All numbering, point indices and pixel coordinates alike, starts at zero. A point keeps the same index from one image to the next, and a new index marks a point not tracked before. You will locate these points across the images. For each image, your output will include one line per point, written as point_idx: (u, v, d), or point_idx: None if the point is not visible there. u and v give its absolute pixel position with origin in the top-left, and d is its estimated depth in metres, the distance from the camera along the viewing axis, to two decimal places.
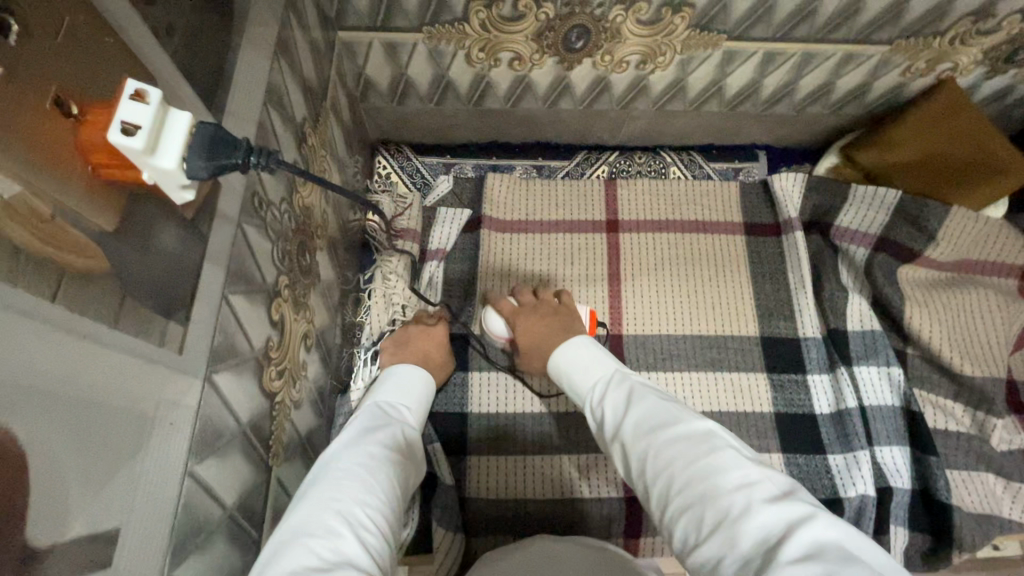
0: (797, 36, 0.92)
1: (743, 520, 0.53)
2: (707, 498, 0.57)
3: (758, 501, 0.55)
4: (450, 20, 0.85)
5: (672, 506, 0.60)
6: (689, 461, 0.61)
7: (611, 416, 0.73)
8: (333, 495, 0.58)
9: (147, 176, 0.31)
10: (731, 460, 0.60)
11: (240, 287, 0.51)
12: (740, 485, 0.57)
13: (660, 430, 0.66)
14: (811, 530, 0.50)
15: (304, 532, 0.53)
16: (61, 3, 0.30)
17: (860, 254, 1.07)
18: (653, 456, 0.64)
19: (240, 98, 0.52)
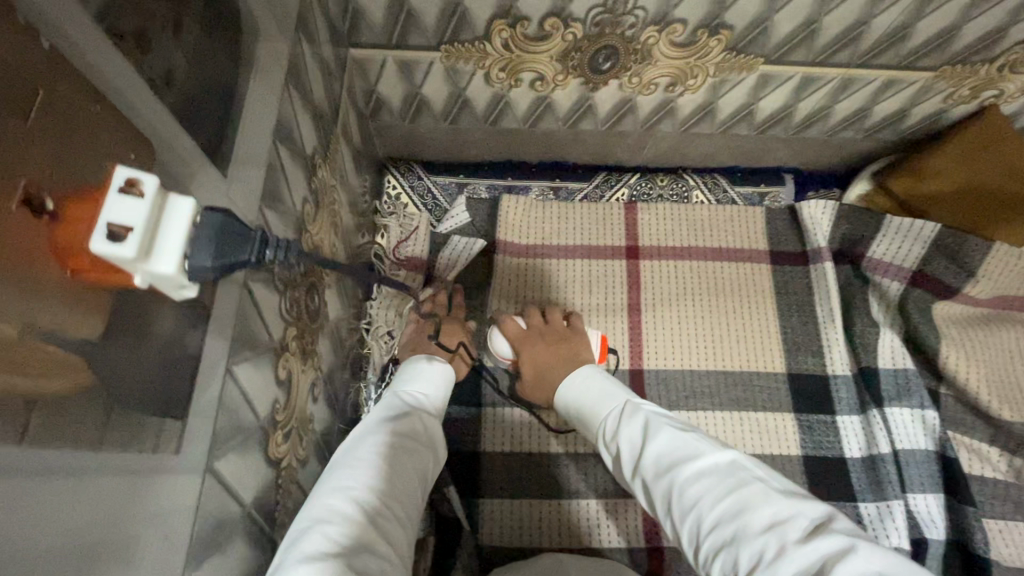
0: (839, 61, 0.86)
1: (778, 560, 0.48)
2: (738, 538, 0.52)
3: (791, 540, 0.50)
4: (470, 39, 0.79)
5: (705, 544, 0.55)
6: (715, 498, 0.56)
7: (627, 451, 0.68)
8: (350, 480, 0.55)
9: (141, 280, 0.25)
10: (759, 494, 0.55)
11: (245, 355, 0.46)
12: (771, 521, 0.52)
13: (681, 464, 0.61)
14: (854, 565, 0.45)
15: (322, 518, 0.50)
16: (43, 70, 0.24)
17: (894, 288, 1.02)
18: (678, 494, 0.59)
19: (248, 141, 0.46)
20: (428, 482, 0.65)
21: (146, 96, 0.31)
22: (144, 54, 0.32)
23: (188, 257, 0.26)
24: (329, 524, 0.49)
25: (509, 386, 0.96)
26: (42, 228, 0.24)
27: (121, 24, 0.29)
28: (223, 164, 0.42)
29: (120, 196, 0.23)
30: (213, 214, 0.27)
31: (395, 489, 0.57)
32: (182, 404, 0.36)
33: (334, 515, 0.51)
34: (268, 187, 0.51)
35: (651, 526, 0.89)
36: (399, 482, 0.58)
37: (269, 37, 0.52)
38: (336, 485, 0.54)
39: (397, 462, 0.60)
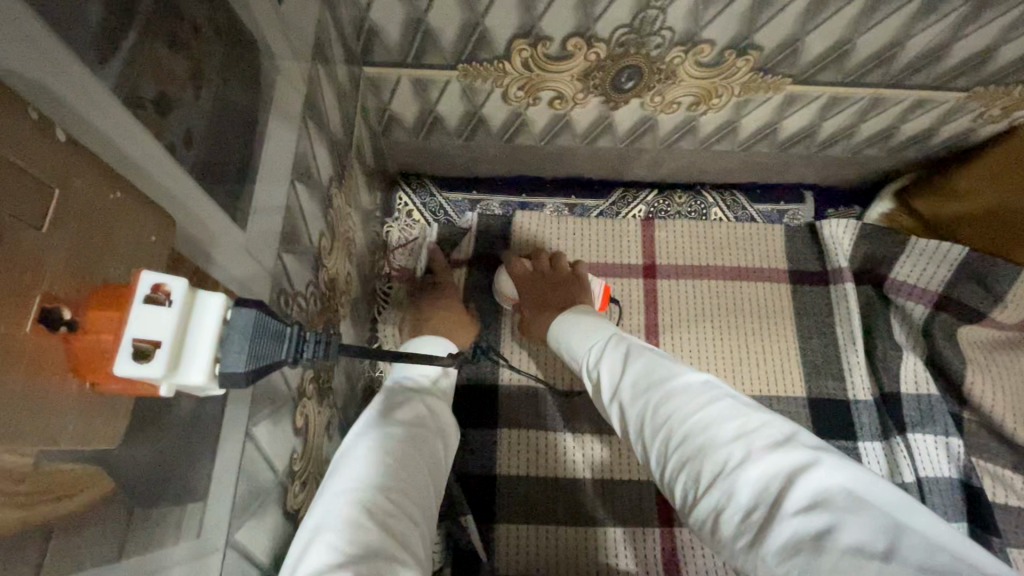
0: (868, 81, 0.84)
1: (743, 471, 0.48)
2: (704, 451, 0.51)
3: (757, 449, 0.49)
4: (489, 58, 0.77)
5: (671, 462, 0.54)
6: (687, 413, 0.54)
7: (607, 377, 0.65)
8: (353, 487, 0.50)
9: (165, 391, 0.23)
10: (728, 410, 0.53)
11: (264, 413, 0.44)
12: (738, 434, 0.51)
13: (657, 383, 0.59)
14: (817, 476, 0.46)
15: (324, 526, 0.47)
16: (62, 168, 0.21)
17: (917, 311, 1.00)
18: (651, 413, 0.57)
19: (267, 187, 0.44)
20: (441, 473, 0.61)
21: (167, 166, 0.29)
22: (164, 119, 0.29)
23: (219, 359, 0.23)
24: (334, 534, 0.46)
25: (523, 410, 0.94)
26: (59, 342, 0.21)
27: (140, 93, 0.27)
28: (242, 217, 0.39)
29: (146, 305, 0.21)
30: (248, 306, 0.24)
31: (404, 487, 0.53)
32: (202, 483, 0.34)
33: (338, 523, 0.47)
34: (287, 231, 0.48)
35: (670, 557, 0.86)
36: (407, 477, 0.54)
37: (289, 71, 0.49)
38: (338, 492, 0.50)
39: (404, 459, 0.55)
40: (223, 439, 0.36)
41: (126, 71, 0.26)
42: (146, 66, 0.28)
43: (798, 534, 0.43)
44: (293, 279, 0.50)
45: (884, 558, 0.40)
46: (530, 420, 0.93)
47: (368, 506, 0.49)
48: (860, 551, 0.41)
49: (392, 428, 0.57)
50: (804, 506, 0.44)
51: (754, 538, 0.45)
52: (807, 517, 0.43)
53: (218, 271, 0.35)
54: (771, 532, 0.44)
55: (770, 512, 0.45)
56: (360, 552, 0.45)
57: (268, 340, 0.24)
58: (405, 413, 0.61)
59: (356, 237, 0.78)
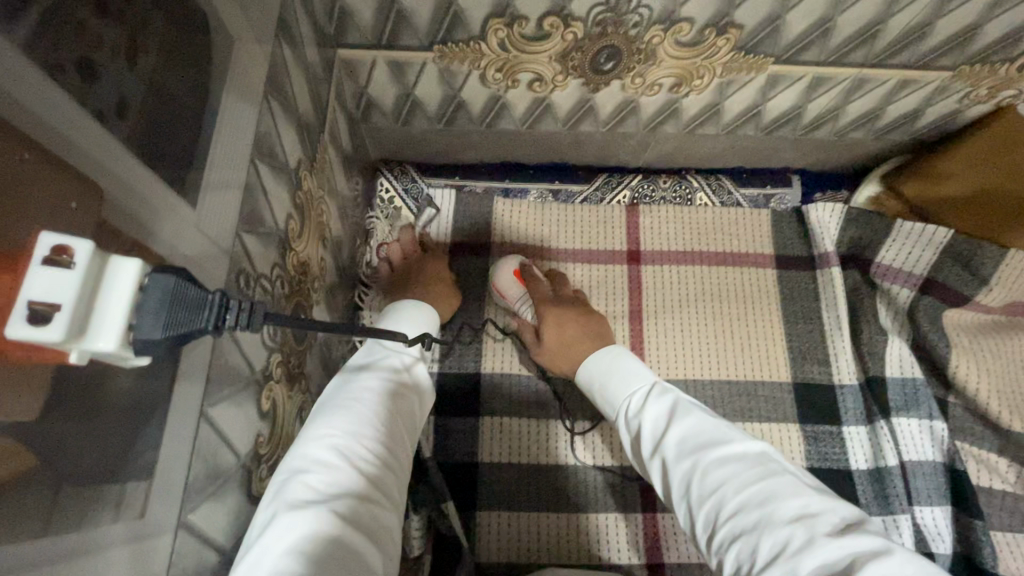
0: (852, 61, 0.82)
1: (803, 552, 0.45)
2: (762, 526, 0.49)
3: (819, 533, 0.47)
4: (465, 39, 0.75)
5: (722, 530, 0.52)
6: (742, 485, 0.53)
7: (650, 427, 0.64)
8: (333, 432, 0.49)
9: (76, 359, 0.22)
10: (787, 487, 0.52)
11: (223, 395, 0.43)
12: (797, 512, 0.49)
13: (708, 447, 0.58)
14: (885, 564, 0.43)
15: (304, 467, 0.46)
16: None
17: (903, 294, 0.99)
18: (701, 477, 0.56)
19: (222, 164, 0.43)
20: (420, 424, 0.59)
21: (95, 133, 0.28)
22: (90, 84, 0.28)
23: (134, 326, 0.22)
24: (312, 476, 0.45)
25: (507, 398, 0.93)
26: None
27: (58, 54, 0.26)
28: (192, 194, 0.38)
29: (47, 268, 0.20)
30: (166, 272, 0.23)
31: (385, 434, 0.51)
32: (148, 464, 0.33)
33: (317, 465, 0.46)
34: (247, 211, 0.47)
35: (652, 542, 0.86)
36: (388, 426, 0.52)
37: (248, 46, 0.48)
38: (316, 435, 0.49)
39: (386, 409, 0.53)
40: (174, 419, 0.35)
41: (42, 30, 0.25)
42: (67, 27, 0.27)
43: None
44: (255, 260, 0.49)
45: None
46: (514, 407, 0.93)
47: (349, 452, 0.48)
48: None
49: (377, 382, 0.55)
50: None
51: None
52: None
53: (163, 247, 0.34)
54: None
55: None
56: (337, 495, 0.44)
57: (190, 308, 0.24)
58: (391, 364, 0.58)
59: (331, 222, 0.77)
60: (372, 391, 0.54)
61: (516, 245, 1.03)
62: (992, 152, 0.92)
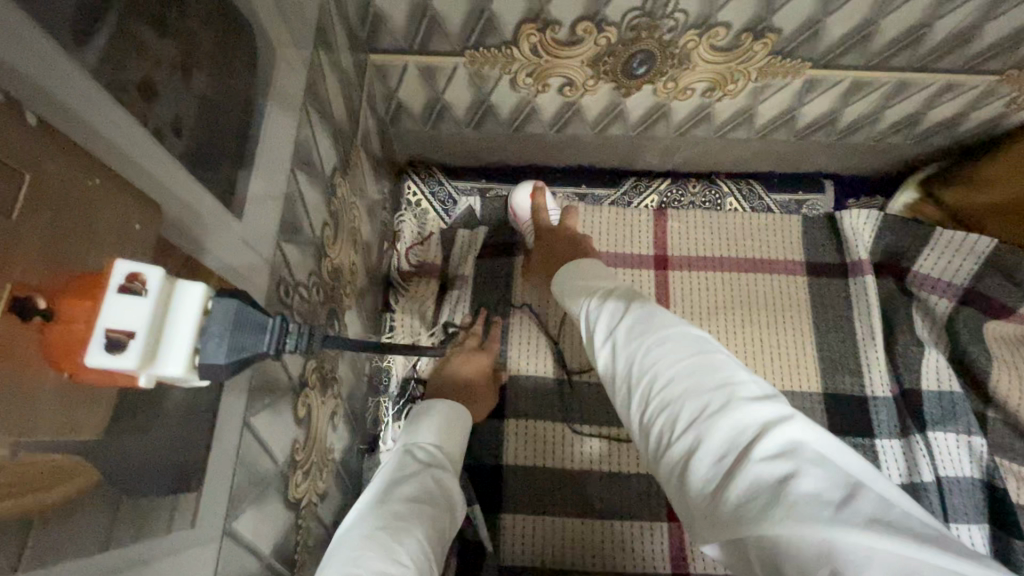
0: (893, 65, 0.80)
1: (719, 417, 0.45)
2: (685, 395, 0.48)
3: (739, 399, 0.46)
4: (497, 44, 0.75)
5: (648, 403, 0.51)
6: (673, 358, 0.51)
7: (596, 315, 0.61)
8: (346, 557, 0.47)
9: (145, 383, 0.22)
10: (718, 360, 0.50)
11: (263, 405, 0.43)
12: (724, 383, 0.48)
13: (652, 327, 0.55)
14: (794, 431, 0.43)
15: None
16: (49, 162, 0.21)
17: (941, 307, 0.96)
18: (641, 354, 0.53)
19: (265, 175, 0.43)
20: (444, 532, 0.56)
21: (154, 153, 0.28)
22: (151, 105, 0.29)
23: (199, 350, 0.23)
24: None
25: (531, 402, 0.93)
26: (33, 332, 0.20)
27: (123, 77, 0.26)
28: (238, 206, 0.39)
29: (120, 295, 0.20)
30: (228, 297, 0.24)
31: (398, 543, 0.49)
32: (198, 475, 0.34)
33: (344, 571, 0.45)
34: (286, 220, 0.48)
35: (677, 551, 0.85)
36: (402, 535, 0.51)
37: (289, 56, 0.48)
38: (328, 568, 0.47)
39: (399, 520, 0.52)
40: (220, 429, 0.36)
41: (109, 54, 0.25)
42: (131, 49, 0.27)
43: (760, 481, 0.40)
44: (294, 269, 0.49)
45: (838, 509, 0.37)
46: (539, 411, 0.93)
47: (359, 564, 0.46)
48: (816, 499, 0.38)
49: (391, 497, 0.55)
50: (772, 455, 0.41)
51: (718, 488, 0.42)
52: (772, 464, 0.41)
53: (213, 261, 0.35)
54: (734, 480, 0.41)
55: (739, 459, 0.42)
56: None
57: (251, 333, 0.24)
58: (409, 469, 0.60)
59: (361, 226, 0.78)
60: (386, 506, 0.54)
61: None
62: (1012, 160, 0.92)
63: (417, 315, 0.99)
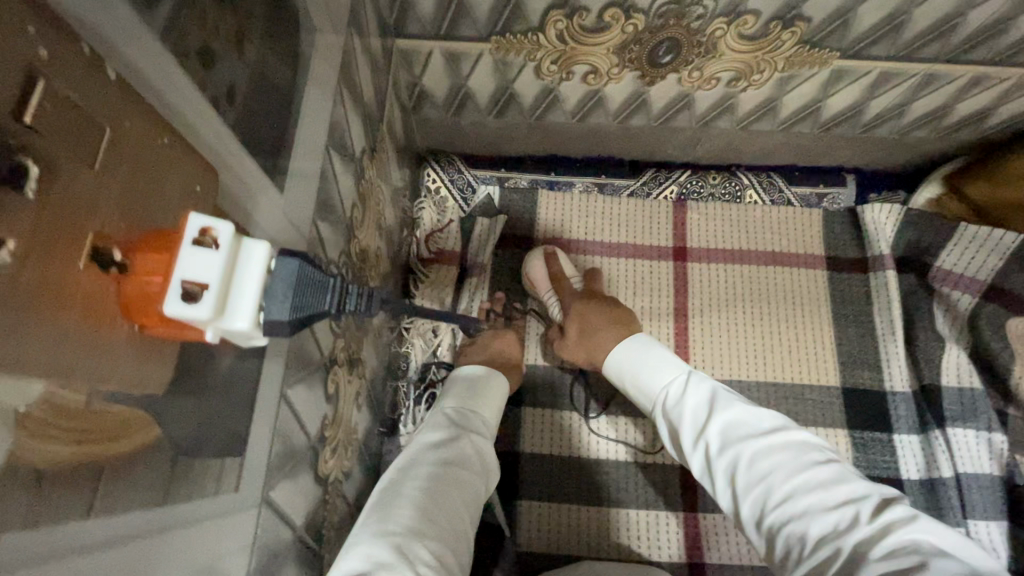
0: (922, 56, 0.79)
1: (849, 532, 0.45)
2: (809, 512, 0.48)
3: (864, 515, 0.46)
4: (524, 30, 0.75)
5: (768, 518, 0.50)
6: (786, 471, 0.51)
7: (689, 417, 0.62)
8: (391, 510, 0.50)
9: (211, 337, 0.23)
10: (830, 472, 0.51)
11: (299, 378, 0.44)
12: (839, 490, 0.49)
13: (750, 434, 0.56)
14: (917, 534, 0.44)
15: (359, 543, 0.47)
16: (126, 118, 0.22)
17: (964, 302, 0.94)
18: (744, 462, 0.54)
19: (304, 152, 0.43)
20: (479, 490, 0.59)
21: (211, 119, 0.29)
22: (208, 72, 0.29)
23: (263, 308, 0.23)
24: (358, 548, 0.46)
25: (548, 391, 0.93)
26: (110, 284, 0.21)
27: (184, 41, 0.27)
28: (280, 179, 0.39)
29: (193, 248, 0.21)
30: (288, 256, 0.24)
31: (439, 500, 0.53)
32: (242, 441, 0.34)
33: (369, 540, 0.47)
34: (321, 198, 0.48)
35: (692, 542, 0.86)
36: (441, 492, 0.53)
37: (326, 36, 0.49)
38: (374, 515, 0.51)
39: (440, 477, 0.55)
40: (261, 398, 0.37)
41: (172, 17, 0.26)
42: (193, 15, 0.28)
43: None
44: (327, 247, 0.50)
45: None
46: (556, 400, 0.93)
47: (404, 517, 0.49)
48: None
49: (433, 456, 0.58)
50: (901, 557, 0.42)
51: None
52: (899, 564, 0.41)
53: (258, 230, 0.35)
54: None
55: (868, 563, 0.42)
56: (382, 552, 0.45)
57: (308, 289, 0.25)
58: (440, 441, 0.60)
59: (385, 211, 0.78)
60: (428, 464, 0.56)
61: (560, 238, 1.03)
62: None
63: (435, 302, 0.99)
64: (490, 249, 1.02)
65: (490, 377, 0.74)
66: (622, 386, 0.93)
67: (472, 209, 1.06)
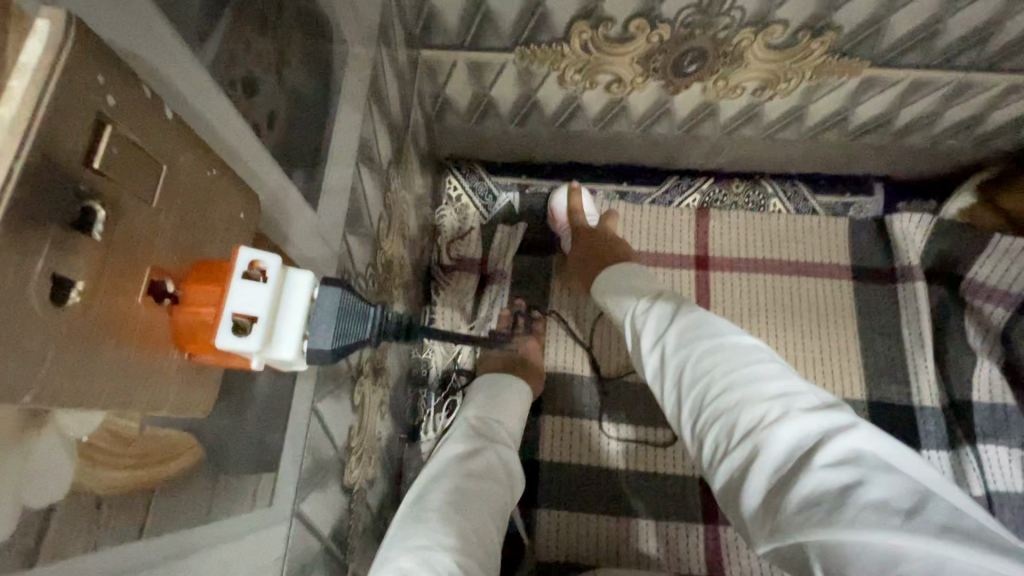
0: (957, 65, 0.77)
1: (778, 423, 0.45)
2: (742, 405, 0.48)
3: (797, 409, 0.46)
4: (548, 41, 0.75)
5: (705, 415, 0.51)
6: (730, 371, 0.51)
7: (652, 325, 0.61)
8: (418, 523, 0.52)
9: (257, 365, 0.23)
10: (774, 373, 0.50)
11: (327, 391, 0.45)
12: (782, 391, 0.49)
13: (704, 334, 0.56)
14: (858, 439, 0.43)
15: (389, 556, 0.48)
16: (179, 153, 0.22)
17: (997, 316, 0.92)
18: (694, 362, 0.54)
19: (336, 169, 0.44)
20: (505, 501, 0.59)
21: (253, 146, 0.29)
22: (251, 99, 0.30)
23: (307, 336, 0.24)
24: (385, 567, 0.47)
25: (567, 399, 0.93)
26: (163, 313, 0.22)
27: (229, 72, 0.27)
28: (314, 198, 0.40)
29: (243, 280, 0.21)
30: (332, 284, 0.25)
31: (463, 514, 0.53)
32: (276, 456, 0.35)
33: (398, 553, 0.48)
34: (351, 213, 0.49)
35: (713, 555, 0.85)
36: (467, 507, 0.54)
37: (357, 53, 0.49)
38: (400, 529, 0.52)
39: (465, 492, 0.56)
40: (293, 413, 0.38)
41: (220, 50, 0.26)
42: (239, 46, 0.28)
43: (825, 489, 0.40)
44: (355, 261, 0.51)
45: (907, 518, 0.37)
46: (575, 407, 0.93)
47: (428, 531, 0.50)
48: (880, 508, 0.38)
49: (458, 469, 0.58)
50: (836, 464, 0.42)
51: (776, 494, 0.43)
52: (832, 472, 0.41)
53: (293, 250, 0.36)
54: (793, 487, 0.42)
55: (800, 466, 0.43)
56: (406, 569, 0.46)
57: (351, 316, 0.25)
58: (465, 450, 0.61)
59: (408, 220, 0.79)
60: (454, 477, 0.57)
61: None
62: None
63: (456, 309, 1.00)
64: (511, 257, 1.02)
65: (516, 387, 0.74)
66: (641, 395, 0.93)
67: (493, 216, 1.07)
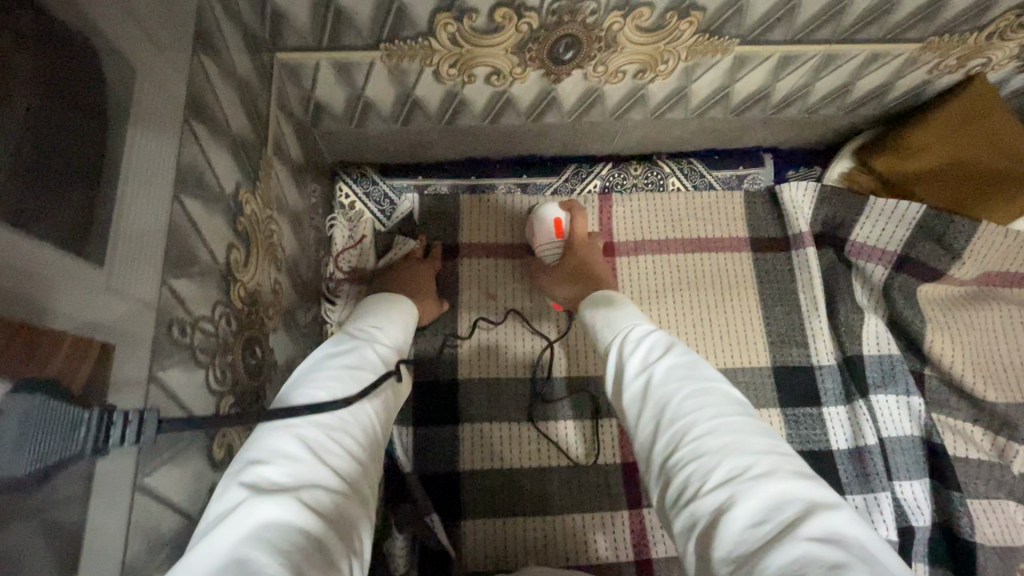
0: (819, 38, 0.80)
1: (762, 479, 0.43)
2: (726, 450, 0.46)
3: (782, 470, 0.44)
4: (413, 35, 0.70)
5: (681, 450, 0.48)
6: (714, 415, 0.49)
7: (640, 352, 0.59)
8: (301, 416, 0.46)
9: None
10: (758, 430, 0.48)
11: (161, 460, 0.40)
12: (772, 454, 0.46)
13: (696, 375, 0.54)
14: (840, 518, 0.39)
15: (265, 459, 0.42)
16: None
17: (878, 272, 0.98)
18: (677, 399, 0.52)
19: (134, 212, 0.39)
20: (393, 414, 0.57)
21: None
22: None
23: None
24: (281, 465, 0.42)
25: (486, 403, 0.91)
26: None
27: None
28: (97, 254, 0.35)
29: None
30: (18, 394, 0.29)
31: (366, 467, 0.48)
32: (69, 562, 0.32)
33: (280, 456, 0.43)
34: (173, 252, 0.43)
35: (638, 538, 0.86)
36: (372, 457, 0.49)
37: (157, 70, 0.43)
38: (300, 434, 0.45)
39: (371, 439, 0.50)
40: (95, 504, 0.34)
41: None
42: None
43: (808, 557, 0.35)
44: (190, 305, 0.45)
45: None
46: (494, 411, 0.91)
47: (335, 470, 0.44)
48: None
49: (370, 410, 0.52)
50: (820, 538, 0.37)
51: (747, 553, 0.38)
52: (823, 546, 0.36)
53: (55, 319, 0.32)
54: (773, 551, 0.37)
55: (780, 532, 0.39)
56: (308, 485, 0.41)
57: (48, 432, 0.30)
58: (361, 356, 0.56)
59: (282, 239, 0.73)
60: (363, 421, 0.50)
61: (485, 240, 0.99)
62: (959, 122, 0.92)
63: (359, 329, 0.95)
64: None
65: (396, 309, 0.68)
66: (559, 390, 0.92)
67: (393, 221, 1.01)
